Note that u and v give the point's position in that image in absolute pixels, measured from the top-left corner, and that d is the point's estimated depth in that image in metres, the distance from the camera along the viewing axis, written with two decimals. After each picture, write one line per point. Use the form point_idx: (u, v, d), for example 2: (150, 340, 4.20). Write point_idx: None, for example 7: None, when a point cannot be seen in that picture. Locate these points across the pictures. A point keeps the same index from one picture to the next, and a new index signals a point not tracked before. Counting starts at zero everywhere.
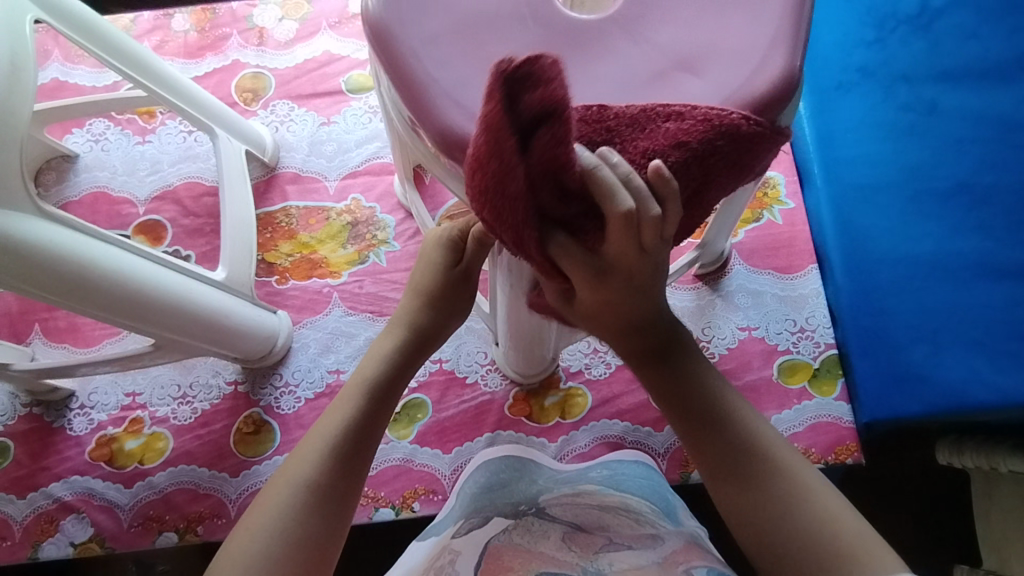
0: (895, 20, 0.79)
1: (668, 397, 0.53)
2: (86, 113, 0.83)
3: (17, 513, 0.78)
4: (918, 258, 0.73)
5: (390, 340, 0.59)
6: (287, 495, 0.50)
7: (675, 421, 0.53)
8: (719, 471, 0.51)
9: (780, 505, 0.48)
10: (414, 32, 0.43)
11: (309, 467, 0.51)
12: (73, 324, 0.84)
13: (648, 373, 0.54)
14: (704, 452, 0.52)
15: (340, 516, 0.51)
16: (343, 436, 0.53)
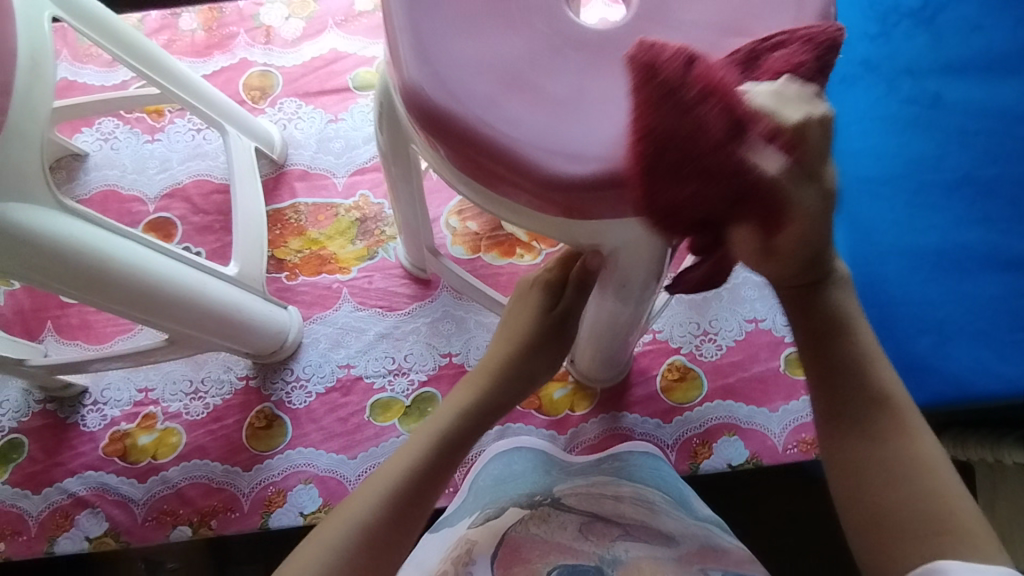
0: (899, 14, 0.80)
1: (812, 325, 0.49)
2: (96, 112, 0.84)
3: (32, 508, 0.79)
4: (923, 249, 0.73)
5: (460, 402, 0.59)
6: (343, 529, 0.49)
7: (807, 349, 0.50)
8: (843, 417, 0.49)
9: (896, 466, 0.47)
10: (420, 27, 0.44)
11: (375, 511, 0.50)
12: (85, 321, 0.85)
13: (791, 301, 0.49)
14: (833, 394, 0.50)
15: (396, 544, 0.50)
16: (409, 477, 0.53)
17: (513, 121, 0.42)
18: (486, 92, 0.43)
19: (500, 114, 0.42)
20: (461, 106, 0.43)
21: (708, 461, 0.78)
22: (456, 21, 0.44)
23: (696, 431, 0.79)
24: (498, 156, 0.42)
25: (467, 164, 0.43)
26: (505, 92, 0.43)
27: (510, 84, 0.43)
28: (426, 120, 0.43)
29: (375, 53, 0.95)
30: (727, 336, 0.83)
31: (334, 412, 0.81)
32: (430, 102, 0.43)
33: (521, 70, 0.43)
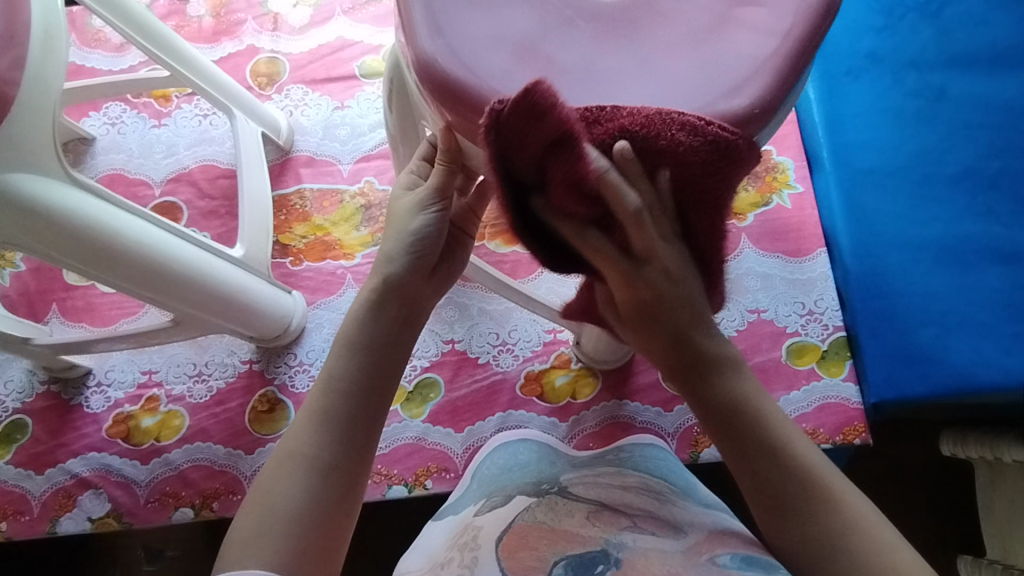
0: (905, 7, 0.81)
1: (709, 417, 0.47)
2: (104, 95, 0.84)
3: (35, 489, 0.79)
4: (925, 242, 0.73)
5: (366, 288, 0.51)
6: (293, 466, 0.45)
7: (717, 442, 0.46)
8: (763, 504, 0.44)
9: (822, 541, 0.43)
10: (435, 4, 0.45)
11: (309, 438, 0.46)
12: (90, 303, 0.85)
13: (680, 387, 0.48)
14: (748, 479, 0.45)
15: (349, 472, 0.46)
16: (346, 391, 0.47)
17: None
18: (505, 71, 0.43)
19: (513, 86, 0.43)
20: (476, 80, 0.43)
21: (709, 450, 0.78)
22: (472, 1, 0.45)
23: (698, 420, 0.79)
24: None
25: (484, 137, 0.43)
26: (518, 66, 0.43)
27: (525, 61, 0.44)
28: (437, 91, 0.44)
29: (383, 41, 0.95)
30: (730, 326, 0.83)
31: None
32: (442, 75, 0.43)
33: (532, 48, 0.44)
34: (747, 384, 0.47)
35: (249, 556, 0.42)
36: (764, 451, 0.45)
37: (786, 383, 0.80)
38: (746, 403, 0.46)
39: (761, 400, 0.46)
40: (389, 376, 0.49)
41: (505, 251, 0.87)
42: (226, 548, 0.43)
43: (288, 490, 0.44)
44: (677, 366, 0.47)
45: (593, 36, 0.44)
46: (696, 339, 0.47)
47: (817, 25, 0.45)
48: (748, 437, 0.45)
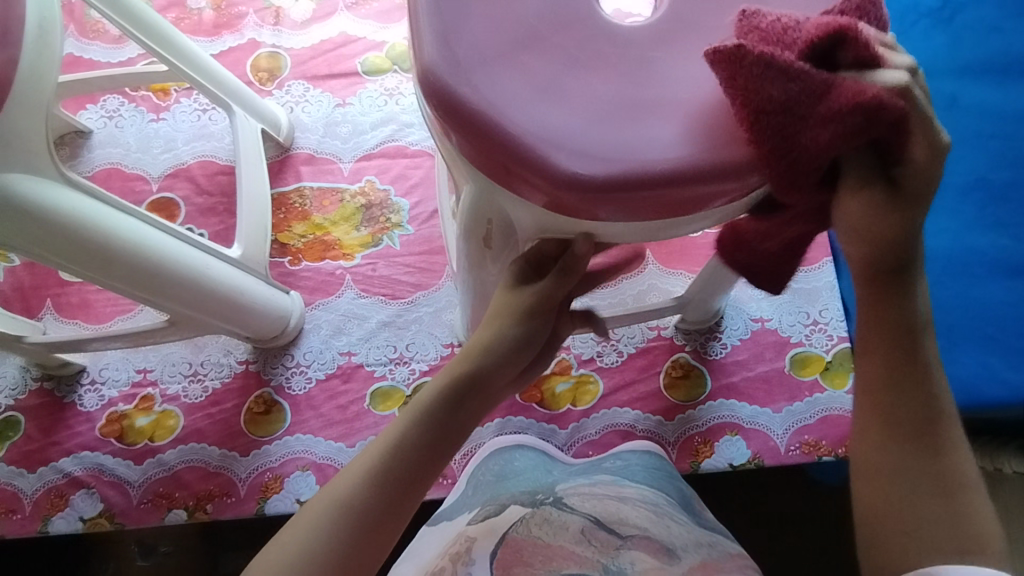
0: (917, 13, 0.79)
1: (884, 329, 0.44)
2: (102, 88, 0.82)
3: (27, 487, 0.78)
4: (933, 253, 0.71)
5: (449, 373, 0.49)
6: (329, 516, 0.44)
7: (882, 356, 0.44)
8: (897, 432, 0.44)
9: (948, 486, 0.43)
10: (482, 86, 0.42)
11: (356, 491, 0.45)
12: (85, 300, 0.84)
13: (870, 284, 0.44)
14: (888, 402, 0.44)
15: (377, 546, 0.45)
16: (401, 462, 0.46)
17: (580, 137, 0.41)
18: (542, 109, 0.42)
19: (572, 128, 0.42)
20: (565, 152, 0.41)
21: (710, 460, 0.77)
22: (508, 63, 0.43)
23: (699, 430, 0.78)
24: (585, 180, 0.41)
25: (549, 195, 0.42)
26: (586, 123, 0.42)
27: (591, 113, 0.42)
28: (534, 175, 0.42)
29: (386, 37, 0.94)
30: (733, 335, 0.82)
31: (334, 399, 0.80)
32: (535, 159, 0.41)
33: (572, 86, 0.42)
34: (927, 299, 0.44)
35: None
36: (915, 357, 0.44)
37: (789, 393, 0.79)
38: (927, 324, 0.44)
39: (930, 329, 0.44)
40: (445, 443, 0.48)
41: None
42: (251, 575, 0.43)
43: (318, 537, 0.43)
44: (882, 262, 0.42)
45: (607, 47, 0.43)
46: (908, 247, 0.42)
47: None
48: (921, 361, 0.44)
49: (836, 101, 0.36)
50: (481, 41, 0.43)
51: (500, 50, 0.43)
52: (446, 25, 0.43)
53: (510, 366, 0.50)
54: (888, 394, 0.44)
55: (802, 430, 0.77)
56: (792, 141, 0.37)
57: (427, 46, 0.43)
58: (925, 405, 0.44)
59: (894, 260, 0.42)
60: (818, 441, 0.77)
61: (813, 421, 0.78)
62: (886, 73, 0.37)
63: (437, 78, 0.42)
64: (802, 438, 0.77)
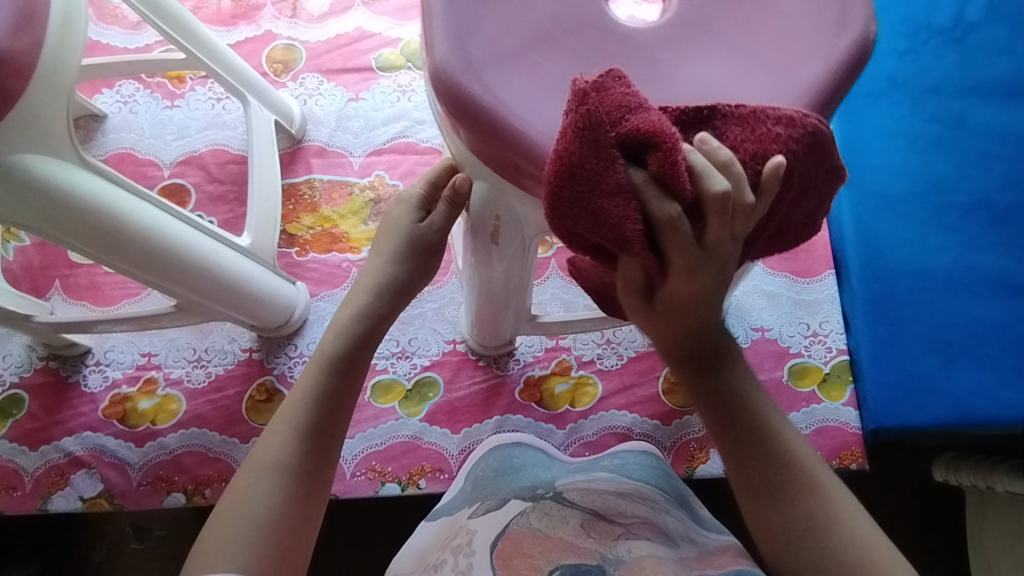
0: (928, 32, 0.79)
1: (712, 406, 0.52)
2: (118, 74, 0.83)
3: (28, 465, 0.79)
4: (934, 271, 0.73)
5: (352, 306, 0.59)
6: (263, 478, 0.50)
7: (722, 435, 0.51)
8: (768, 493, 0.50)
9: (801, 533, 0.48)
10: (494, 86, 0.42)
11: (280, 452, 0.51)
12: (93, 282, 0.84)
13: (688, 375, 0.53)
14: (749, 469, 0.50)
15: (312, 493, 0.51)
16: (311, 415, 0.53)
17: None
18: (548, 113, 0.42)
19: None
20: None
21: (705, 466, 0.78)
22: (517, 66, 0.43)
23: (695, 436, 0.79)
24: None
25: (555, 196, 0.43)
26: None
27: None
28: (539, 171, 0.42)
29: (401, 35, 0.95)
30: None
31: None
32: (538, 153, 0.42)
33: (573, 84, 0.43)
34: (743, 375, 0.52)
35: (222, 559, 0.46)
36: (756, 434, 0.51)
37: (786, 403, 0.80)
38: (749, 399, 0.52)
39: (759, 394, 0.52)
40: (346, 392, 0.55)
41: None
42: (195, 555, 0.47)
43: (264, 501, 0.49)
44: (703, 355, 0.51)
45: (618, 49, 0.44)
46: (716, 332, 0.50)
47: (848, 60, 0.44)
48: (760, 440, 0.50)
49: (604, 189, 0.37)
50: (491, 44, 0.43)
51: (512, 52, 0.44)
52: (458, 27, 0.44)
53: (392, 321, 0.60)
54: (746, 470, 0.50)
55: None
56: (582, 208, 0.38)
57: (439, 46, 0.43)
58: (790, 453, 0.50)
59: (698, 352, 0.51)
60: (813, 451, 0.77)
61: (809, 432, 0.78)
62: (715, 178, 0.37)
63: (449, 79, 0.43)
64: None
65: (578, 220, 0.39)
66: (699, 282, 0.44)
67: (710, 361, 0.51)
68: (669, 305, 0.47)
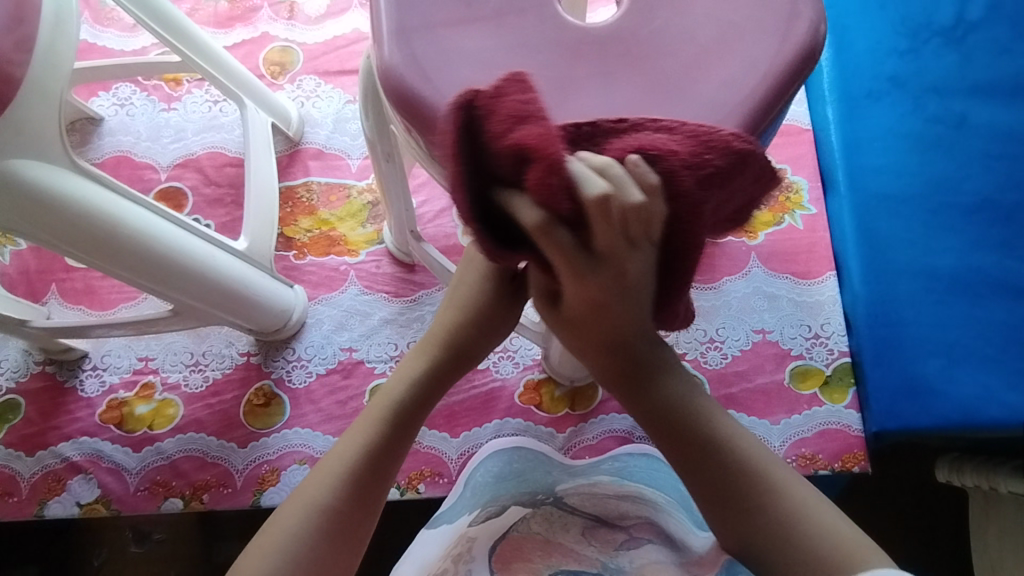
0: (929, 32, 0.79)
1: (640, 408, 0.44)
2: (115, 76, 0.83)
3: (24, 470, 0.78)
4: (937, 272, 0.72)
5: (422, 358, 0.52)
6: (299, 518, 0.44)
7: (665, 448, 0.45)
8: (711, 493, 0.43)
9: (769, 536, 0.42)
10: (446, 87, 0.41)
11: (328, 491, 0.45)
12: (90, 286, 0.84)
13: (618, 395, 0.46)
14: (704, 477, 0.43)
15: (350, 541, 0.46)
16: (364, 462, 0.47)
17: None
18: None
19: None
20: None
21: None
22: (471, 59, 0.42)
23: None
24: None
25: None
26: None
27: (547, 106, 0.41)
28: None
29: None
30: (734, 345, 0.82)
31: (334, 395, 0.80)
32: None
33: (527, 78, 0.42)
34: (685, 383, 0.45)
35: None
36: (699, 440, 0.43)
37: (787, 406, 0.79)
38: (684, 403, 0.44)
39: (669, 363, 0.45)
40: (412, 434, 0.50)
41: None
42: None
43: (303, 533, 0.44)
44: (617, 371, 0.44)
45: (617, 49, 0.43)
46: (642, 343, 0.44)
47: None
48: (703, 441, 0.43)
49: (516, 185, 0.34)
50: (444, 40, 0.42)
51: (467, 46, 0.42)
52: (408, 24, 0.43)
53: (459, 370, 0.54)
54: (689, 469, 0.44)
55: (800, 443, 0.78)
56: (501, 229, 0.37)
57: (387, 46, 0.42)
58: (728, 450, 0.43)
59: (631, 357, 0.44)
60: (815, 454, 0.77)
61: (811, 434, 0.78)
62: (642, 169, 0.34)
63: (397, 80, 0.41)
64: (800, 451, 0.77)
65: (507, 235, 0.37)
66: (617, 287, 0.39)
67: (639, 372, 0.44)
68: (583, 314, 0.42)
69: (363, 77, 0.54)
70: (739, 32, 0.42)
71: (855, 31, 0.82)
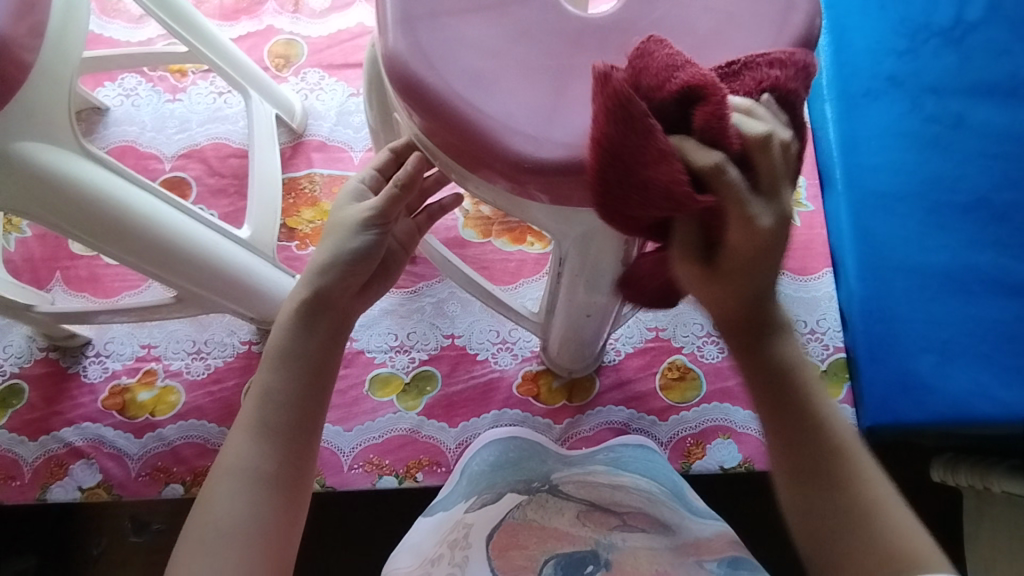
0: (928, 32, 0.80)
1: (763, 383, 0.48)
2: (121, 67, 0.84)
3: (27, 455, 0.79)
4: (931, 269, 0.73)
5: (293, 301, 0.53)
6: (223, 483, 0.48)
7: (767, 415, 0.49)
8: (802, 468, 0.47)
9: (849, 512, 0.46)
10: (450, 76, 0.42)
11: (243, 451, 0.49)
12: (94, 274, 0.85)
13: (742, 358, 0.49)
14: (791, 445, 0.48)
15: (274, 485, 0.49)
16: (262, 410, 0.50)
17: (537, 122, 0.41)
18: (509, 100, 0.42)
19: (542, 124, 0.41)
20: (524, 137, 0.41)
21: (701, 462, 0.78)
22: (475, 49, 0.43)
23: (691, 432, 0.79)
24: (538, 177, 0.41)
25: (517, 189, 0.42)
26: (543, 105, 0.41)
27: (548, 95, 0.42)
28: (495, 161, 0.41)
29: None
30: None
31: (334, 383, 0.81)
32: (493, 144, 0.41)
33: (528, 67, 0.42)
34: (799, 355, 0.49)
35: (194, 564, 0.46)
36: (802, 415, 0.48)
37: None
38: (792, 374, 0.48)
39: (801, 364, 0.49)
40: (311, 380, 0.51)
41: (512, 249, 0.87)
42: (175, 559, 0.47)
43: (229, 507, 0.47)
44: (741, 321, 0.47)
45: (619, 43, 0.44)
46: (771, 305, 0.47)
47: None
48: (801, 416, 0.48)
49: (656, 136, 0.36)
50: (448, 30, 0.43)
51: (469, 35, 0.43)
52: (413, 13, 0.43)
53: (347, 282, 0.54)
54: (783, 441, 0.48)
55: None
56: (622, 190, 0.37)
57: (391, 34, 0.43)
58: (831, 435, 0.48)
59: (757, 324, 0.47)
60: None
61: None
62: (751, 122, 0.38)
63: (402, 68, 0.42)
64: None
65: (629, 200, 0.38)
66: (762, 238, 0.40)
67: (765, 334, 0.47)
68: (736, 264, 0.42)
69: (367, 65, 0.55)
70: (736, 26, 0.43)
71: (855, 29, 0.83)
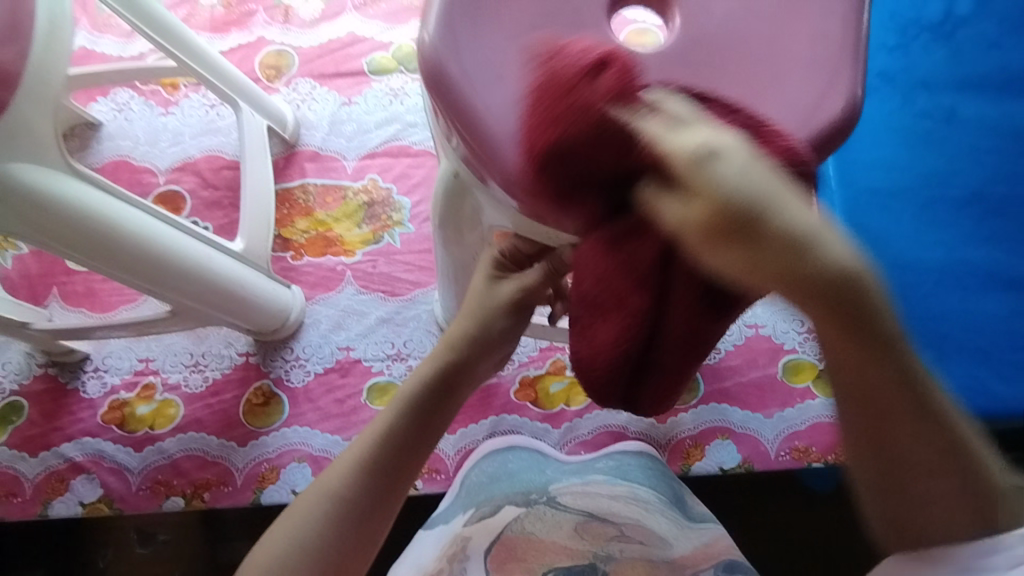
0: (918, 27, 0.79)
1: (863, 328, 0.37)
2: (112, 81, 0.84)
3: (28, 471, 0.79)
4: (927, 265, 0.71)
5: (434, 359, 0.50)
6: (312, 504, 0.45)
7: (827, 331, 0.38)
8: (885, 401, 0.41)
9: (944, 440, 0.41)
10: (479, 82, 0.43)
11: (348, 482, 0.45)
12: (90, 289, 0.85)
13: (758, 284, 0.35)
14: (877, 381, 0.39)
15: (366, 536, 0.45)
16: (378, 451, 0.46)
17: None
18: None
19: None
20: None
21: (700, 464, 0.78)
22: (508, 56, 0.44)
23: (689, 433, 0.79)
24: None
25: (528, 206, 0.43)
26: None
27: None
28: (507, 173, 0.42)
29: (392, 38, 0.95)
30: (727, 340, 0.83)
31: (331, 393, 0.81)
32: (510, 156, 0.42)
33: None
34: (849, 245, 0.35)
35: None
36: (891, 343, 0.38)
37: (780, 400, 0.80)
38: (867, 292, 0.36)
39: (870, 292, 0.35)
40: (425, 443, 0.48)
41: None
42: (248, 565, 0.44)
43: (317, 532, 0.44)
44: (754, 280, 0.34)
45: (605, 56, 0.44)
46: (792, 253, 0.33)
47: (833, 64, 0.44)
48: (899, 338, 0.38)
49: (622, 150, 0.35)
50: (483, 34, 0.44)
51: (489, 37, 0.44)
52: (452, 12, 0.44)
53: (489, 355, 0.51)
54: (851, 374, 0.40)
55: (793, 436, 0.78)
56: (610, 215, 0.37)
57: (431, 32, 0.44)
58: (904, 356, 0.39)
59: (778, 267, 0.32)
60: (808, 447, 0.78)
61: (804, 427, 0.78)
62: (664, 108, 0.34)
63: (439, 67, 0.43)
64: (793, 444, 0.78)
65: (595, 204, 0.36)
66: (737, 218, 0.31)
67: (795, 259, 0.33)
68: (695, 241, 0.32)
69: (439, 182, 0.54)
70: None
71: None
